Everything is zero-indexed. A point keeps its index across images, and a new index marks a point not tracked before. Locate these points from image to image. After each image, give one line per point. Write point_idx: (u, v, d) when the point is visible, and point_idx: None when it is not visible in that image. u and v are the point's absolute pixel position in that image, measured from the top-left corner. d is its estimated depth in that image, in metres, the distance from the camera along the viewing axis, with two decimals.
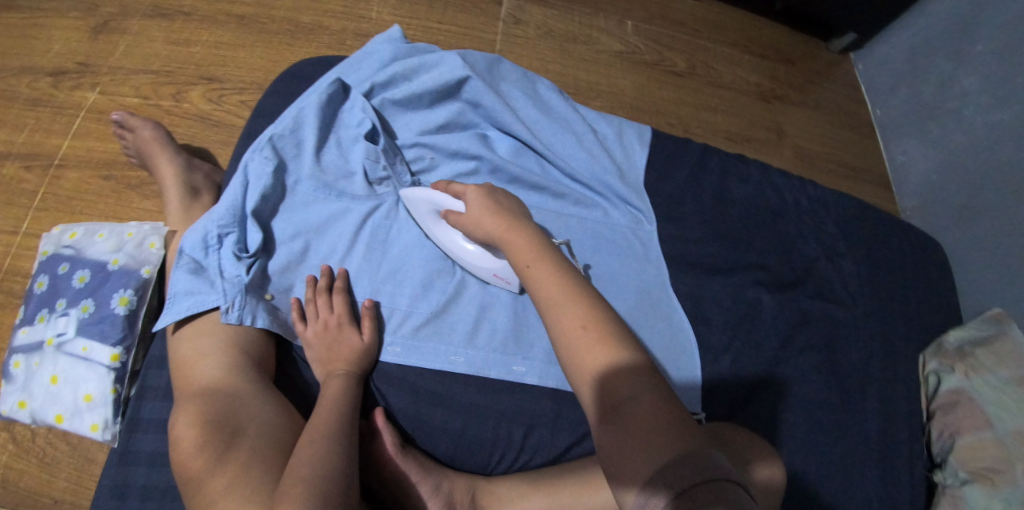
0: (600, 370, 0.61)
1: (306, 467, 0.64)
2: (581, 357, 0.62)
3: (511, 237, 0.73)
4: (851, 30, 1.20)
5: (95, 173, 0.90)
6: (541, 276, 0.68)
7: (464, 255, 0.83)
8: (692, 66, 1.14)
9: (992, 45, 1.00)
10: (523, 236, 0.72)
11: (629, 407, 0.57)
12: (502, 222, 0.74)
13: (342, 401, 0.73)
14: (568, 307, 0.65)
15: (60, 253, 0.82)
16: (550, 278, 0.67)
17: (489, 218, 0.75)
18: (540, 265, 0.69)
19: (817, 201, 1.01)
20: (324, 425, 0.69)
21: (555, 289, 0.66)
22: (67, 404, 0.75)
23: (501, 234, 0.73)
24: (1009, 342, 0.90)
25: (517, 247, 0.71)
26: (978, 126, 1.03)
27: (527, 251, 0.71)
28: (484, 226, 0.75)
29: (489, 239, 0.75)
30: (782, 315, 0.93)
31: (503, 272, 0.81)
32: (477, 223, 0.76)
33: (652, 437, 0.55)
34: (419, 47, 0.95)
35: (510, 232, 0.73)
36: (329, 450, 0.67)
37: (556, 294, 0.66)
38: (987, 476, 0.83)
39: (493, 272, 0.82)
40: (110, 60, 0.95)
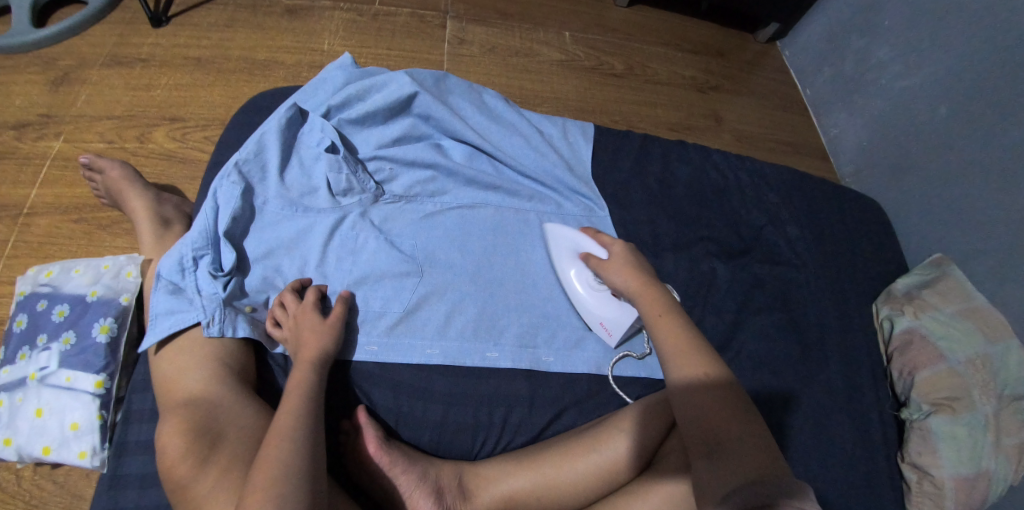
0: (696, 397, 0.68)
1: (265, 475, 0.64)
2: (687, 388, 0.69)
3: (643, 296, 0.79)
4: (773, 21, 1.31)
5: (65, 217, 0.92)
6: (669, 329, 0.74)
7: (583, 302, 0.89)
8: (629, 67, 1.23)
9: (899, 19, 1.11)
10: (654, 294, 0.79)
11: (728, 445, 0.64)
12: (636, 278, 0.81)
13: (302, 401, 0.72)
14: (687, 355, 0.71)
15: (37, 291, 0.84)
16: (676, 332, 0.73)
17: (625, 277, 0.82)
18: (671, 318, 0.75)
19: (758, 175, 1.08)
20: (282, 429, 0.68)
21: (680, 342, 0.73)
22: (55, 435, 0.77)
23: (635, 288, 0.80)
24: (950, 280, 0.97)
25: (648, 302, 0.78)
26: (896, 92, 1.12)
27: (657, 304, 0.77)
28: (620, 282, 0.82)
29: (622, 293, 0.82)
30: (738, 281, 0.98)
31: (611, 322, 0.87)
32: (614, 277, 0.83)
33: (745, 465, 0.62)
34: (369, 70, 1.01)
35: (644, 290, 0.79)
36: (288, 456, 0.66)
37: (680, 345, 0.72)
38: (947, 404, 0.88)
39: (601, 320, 0.88)
40: (72, 110, 0.99)
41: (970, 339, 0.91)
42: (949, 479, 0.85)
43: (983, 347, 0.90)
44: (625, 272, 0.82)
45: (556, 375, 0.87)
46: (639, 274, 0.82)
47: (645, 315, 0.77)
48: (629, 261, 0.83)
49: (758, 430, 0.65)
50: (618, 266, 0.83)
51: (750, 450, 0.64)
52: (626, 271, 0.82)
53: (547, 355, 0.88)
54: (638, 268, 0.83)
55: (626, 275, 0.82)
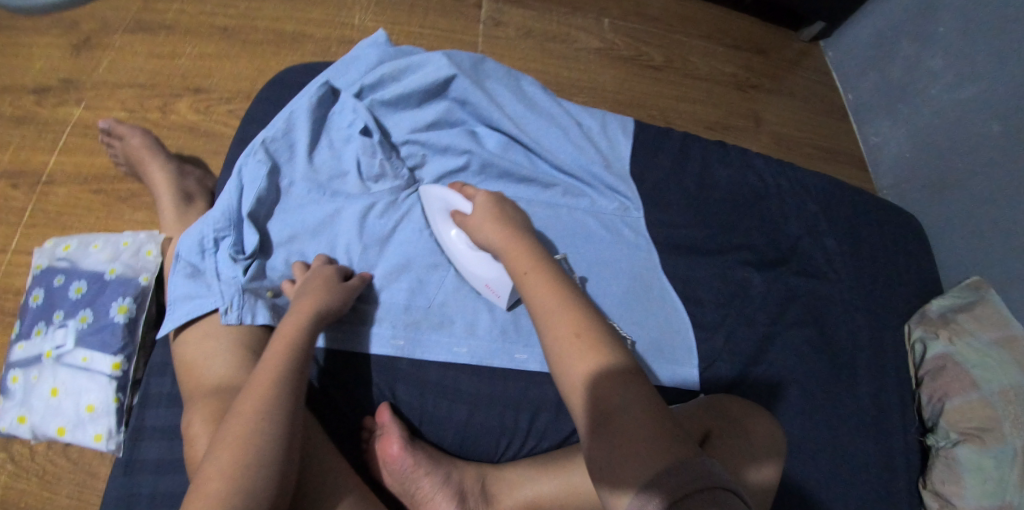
0: (598, 378, 0.59)
1: (217, 486, 0.59)
2: (576, 361, 0.60)
3: (512, 254, 0.72)
4: (818, 20, 1.26)
5: (84, 187, 0.89)
6: (537, 287, 0.67)
7: (462, 262, 0.83)
8: (668, 60, 1.18)
9: (953, 27, 1.05)
10: (525, 250, 0.71)
11: (618, 420, 0.56)
12: (504, 231, 0.74)
13: (270, 405, 0.64)
14: (560, 317, 0.63)
15: (54, 266, 0.81)
16: (547, 290, 0.66)
17: (493, 231, 0.75)
18: (539, 275, 0.68)
19: (797, 183, 1.05)
20: (244, 436, 0.62)
21: (550, 301, 0.65)
22: (70, 415, 0.75)
23: (501, 243, 0.73)
24: (988, 306, 0.94)
25: (515, 258, 0.71)
26: (945, 104, 1.08)
27: (525, 261, 0.70)
28: (487, 237, 0.75)
29: (491, 248, 0.75)
30: (770, 293, 0.96)
31: (495, 284, 0.81)
32: (478, 230, 0.76)
33: (654, 455, 0.53)
34: (404, 49, 0.96)
35: (512, 248, 0.72)
36: (247, 470, 0.60)
37: (553, 307, 0.64)
38: (976, 435, 0.86)
39: (484, 282, 0.82)
40: (94, 75, 0.95)
41: (1004, 369, 0.88)
42: None
43: (1017, 378, 0.88)
44: (491, 225, 0.75)
45: None
46: (505, 226, 0.75)
47: (513, 271, 0.70)
48: (495, 210, 0.77)
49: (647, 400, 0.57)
50: (484, 216, 0.76)
51: (638, 425, 0.55)
52: (493, 221, 0.76)
53: None
54: (505, 219, 0.76)
55: (494, 229, 0.75)
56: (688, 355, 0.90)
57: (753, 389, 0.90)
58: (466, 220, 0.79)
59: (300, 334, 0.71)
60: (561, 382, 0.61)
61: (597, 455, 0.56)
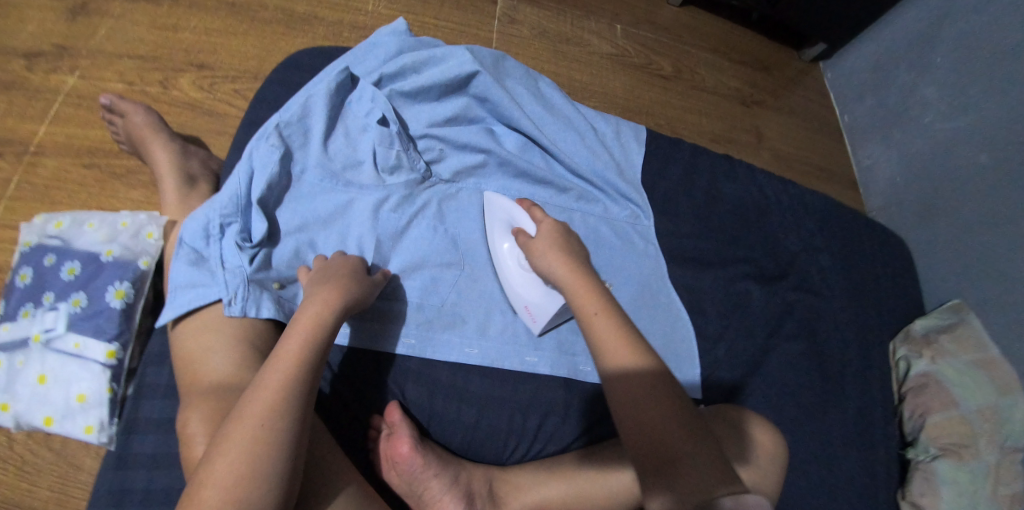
0: (656, 413, 0.65)
1: (211, 496, 0.58)
2: (642, 403, 0.66)
3: (577, 289, 0.75)
4: (820, 42, 1.29)
5: (75, 160, 0.85)
6: (604, 328, 0.71)
7: (510, 282, 0.84)
8: (677, 71, 1.21)
9: (951, 60, 1.10)
10: (588, 287, 0.75)
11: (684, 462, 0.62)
12: (568, 264, 0.77)
13: (276, 411, 0.62)
14: (627, 361, 0.68)
15: (45, 244, 0.77)
16: (612, 332, 0.70)
17: (557, 262, 0.77)
18: (607, 315, 0.72)
19: (797, 200, 1.08)
20: (244, 447, 0.60)
21: (618, 343, 0.69)
22: (58, 405, 0.71)
23: (566, 276, 0.76)
24: (968, 328, 0.99)
25: (580, 294, 0.74)
26: (937, 134, 1.13)
27: (592, 298, 0.73)
28: (551, 266, 0.78)
29: (553, 279, 0.78)
30: (770, 306, 0.98)
31: (536, 309, 0.82)
32: (541, 258, 0.79)
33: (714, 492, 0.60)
34: (424, 40, 0.94)
35: (578, 282, 0.75)
36: (243, 484, 0.59)
37: (619, 349, 0.69)
38: (955, 450, 0.90)
39: (525, 304, 0.83)
40: (90, 43, 0.90)
41: (981, 390, 0.93)
42: None
43: (994, 399, 0.92)
44: (555, 256, 0.78)
45: (591, 387, 0.85)
46: (569, 259, 0.78)
47: (578, 308, 0.74)
48: (558, 241, 0.80)
49: (703, 439, 0.63)
50: (547, 245, 0.79)
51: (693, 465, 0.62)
52: (556, 251, 0.78)
53: (585, 364, 0.85)
54: (570, 253, 0.79)
55: (558, 261, 0.77)
56: (691, 364, 0.91)
57: (751, 398, 0.92)
58: (528, 242, 0.81)
59: (312, 337, 0.67)
60: (623, 421, 0.66)
61: (655, 492, 0.62)
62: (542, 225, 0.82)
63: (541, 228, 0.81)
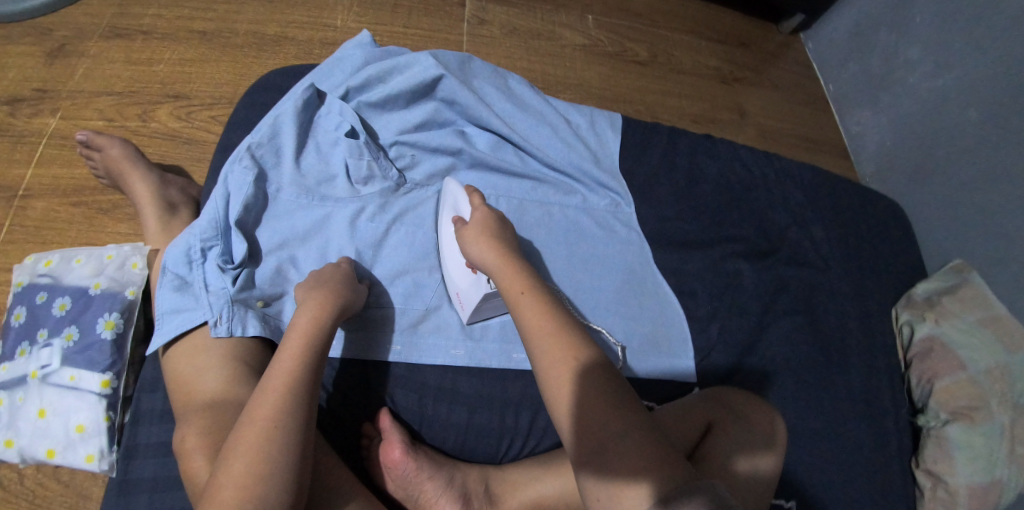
0: (580, 391, 0.62)
1: (230, 495, 0.60)
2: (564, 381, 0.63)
3: (503, 271, 0.73)
4: (799, 13, 1.28)
5: (63, 200, 0.88)
6: (530, 308, 0.69)
7: (448, 265, 0.83)
8: (654, 55, 1.21)
9: (930, 16, 1.07)
10: (517, 272, 0.73)
11: (615, 446, 0.59)
12: (496, 248, 0.75)
13: (285, 412, 0.65)
14: (551, 337, 0.66)
15: (36, 282, 0.79)
16: (538, 309, 0.68)
17: (485, 247, 0.75)
18: (534, 295, 0.70)
19: (784, 174, 1.06)
20: (258, 447, 0.62)
21: (543, 324, 0.67)
22: (60, 437, 0.73)
23: (493, 259, 0.74)
24: (972, 288, 0.96)
25: (508, 279, 0.72)
26: (924, 92, 1.10)
27: (519, 281, 0.71)
28: (480, 254, 0.75)
29: (481, 264, 0.75)
30: (761, 282, 0.97)
31: (464, 295, 0.81)
32: (471, 244, 0.76)
33: (646, 469, 0.57)
34: (390, 50, 0.96)
35: (506, 266, 0.73)
36: (260, 482, 0.61)
37: (542, 319, 0.67)
38: (966, 413, 0.87)
39: (456, 291, 0.83)
40: (69, 85, 0.94)
41: (991, 348, 0.90)
42: (964, 487, 0.85)
43: (1002, 357, 0.90)
44: (484, 242, 0.75)
45: None
46: (498, 243, 0.76)
47: (505, 291, 0.71)
48: (489, 227, 0.77)
49: (635, 416, 0.61)
50: (478, 230, 0.77)
51: (603, 414, 0.61)
52: (486, 236, 0.76)
53: None
54: (499, 238, 0.77)
55: (487, 245, 0.75)
56: (684, 347, 0.90)
57: (749, 376, 0.91)
58: (461, 229, 0.79)
59: (311, 339, 0.71)
60: (550, 402, 0.64)
61: (592, 481, 0.59)
62: (477, 212, 0.80)
63: (474, 214, 0.79)
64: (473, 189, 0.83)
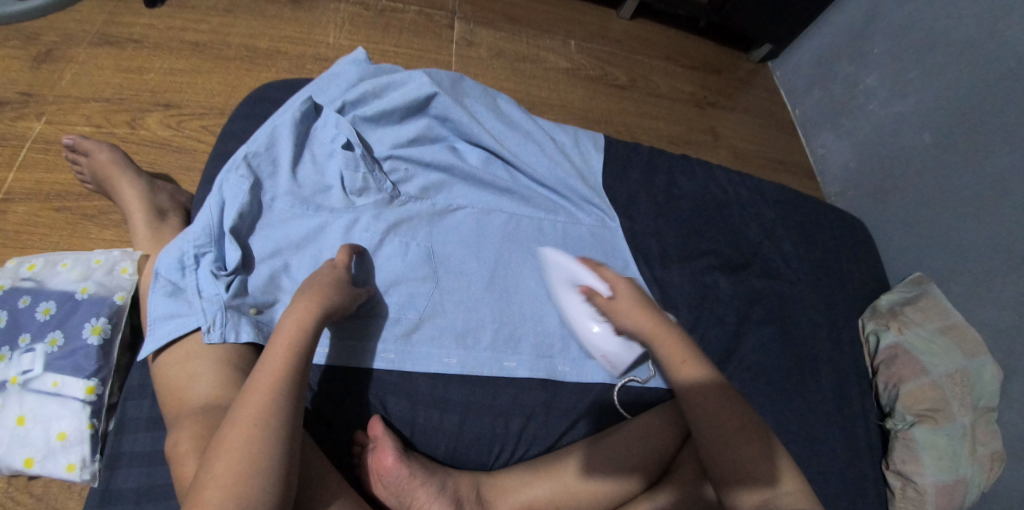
0: (742, 449, 0.68)
1: (212, 493, 0.60)
2: (727, 440, 0.69)
3: (662, 338, 0.77)
4: (766, 43, 1.38)
5: (46, 205, 0.88)
6: (693, 373, 0.74)
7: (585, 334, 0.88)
8: (632, 79, 1.28)
9: (887, 48, 1.17)
10: (673, 340, 0.77)
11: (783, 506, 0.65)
12: (650, 317, 0.79)
13: (269, 411, 0.64)
14: (713, 400, 0.71)
15: (19, 286, 0.77)
16: (703, 378, 0.73)
17: (640, 318, 0.79)
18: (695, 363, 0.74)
19: (754, 191, 1.12)
20: (242, 447, 0.62)
21: (707, 393, 0.72)
22: (40, 446, 0.71)
23: (647, 326, 0.78)
24: (930, 299, 1.02)
25: (668, 347, 0.76)
26: (882, 119, 1.19)
27: (678, 349, 0.76)
28: (632, 324, 0.80)
29: (637, 333, 0.79)
30: (737, 293, 1.01)
31: (614, 356, 0.87)
32: (623, 316, 0.81)
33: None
34: (383, 67, 0.99)
35: (662, 333, 0.77)
36: (244, 481, 0.60)
37: (705, 387, 0.72)
38: (930, 416, 0.92)
39: (602, 352, 0.88)
40: (54, 89, 0.96)
41: (950, 354, 0.95)
42: (931, 485, 0.89)
43: (962, 362, 0.94)
44: (634, 313, 0.80)
45: (572, 385, 0.88)
46: (651, 314, 0.80)
47: (664, 356, 0.76)
48: (641, 300, 0.81)
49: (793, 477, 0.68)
50: (631, 304, 0.81)
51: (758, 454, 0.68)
52: (640, 308, 0.80)
53: (562, 365, 0.88)
54: (651, 310, 0.80)
55: (642, 316, 0.79)
56: None
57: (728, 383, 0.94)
58: (608, 303, 0.83)
59: (297, 339, 0.70)
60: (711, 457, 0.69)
61: None
62: (617, 285, 0.84)
63: (618, 289, 0.83)
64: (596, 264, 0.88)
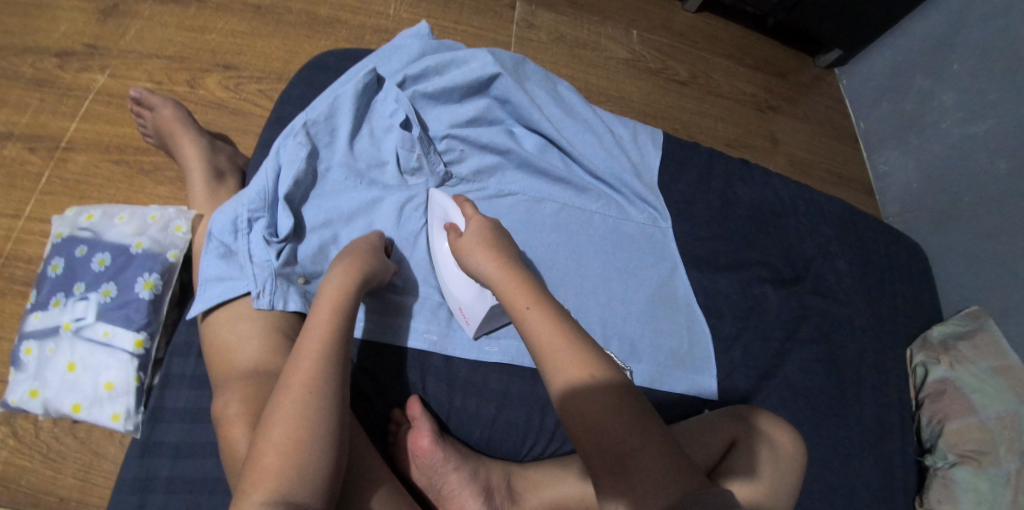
0: (588, 399, 0.62)
1: (273, 459, 0.60)
2: (570, 389, 0.63)
3: (508, 285, 0.71)
4: (836, 48, 1.31)
5: (105, 157, 0.94)
6: (539, 321, 0.67)
7: (446, 280, 0.83)
8: (693, 76, 1.24)
9: (967, 65, 1.10)
10: (519, 282, 0.71)
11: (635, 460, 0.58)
12: (499, 262, 0.73)
13: (321, 376, 0.65)
14: (556, 340, 0.65)
15: (77, 235, 0.84)
16: (546, 324, 0.66)
17: (483, 260, 0.73)
18: (541, 309, 0.68)
19: (812, 204, 1.08)
20: (298, 413, 0.62)
21: (550, 336, 0.66)
22: (88, 393, 0.77)
23: (494, 271, 0.72)
24: (987, 335, 0.97)
25: (512, 291, 0.70)
26: (954, 139, 1.12)
27: (524, 294, 0.69)
28: (480, 265, 0.73)
29: (483, 278, 0.73)
30: (785, 309, 0.98)
31: (468, 310, 0.81)
32: (469, 257, 0.75)
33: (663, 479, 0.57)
34: (446, 43, 0.98)
35: (506, 277, 0.71)
36: (303, 447, 0.61)
37: (551, 333, 0.66)
38: (974, 457, 0.89)
39: (460, 306, 0.82)
40: (119, 43, 1.00)
41: (1002, 396, 0.91)
42: None
43: (1014, 406, 0.91)
44: (483, 254, 0.74)
45: None
46: (498, 255, 0.74)
47: (510, 304, 0.70)
48: (488, 241, 0.75)
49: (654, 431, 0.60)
50: (475, 242, 0.75)
51: (615, 416, 0.61)
52: (483, 248, 0.74)
53: None
54: (499, 247, 0.75)
55: (486, 259, 0.73)
56: (707, 365, 0.92)
57: (763, 400, 0.92)
58: (456, 241, 0.78)
59: (341, 305, 0.71)
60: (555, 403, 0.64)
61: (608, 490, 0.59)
62: (470, 223, 0.78)
63: (469, 225, 0.78)
64: (464, 200, 0.82)
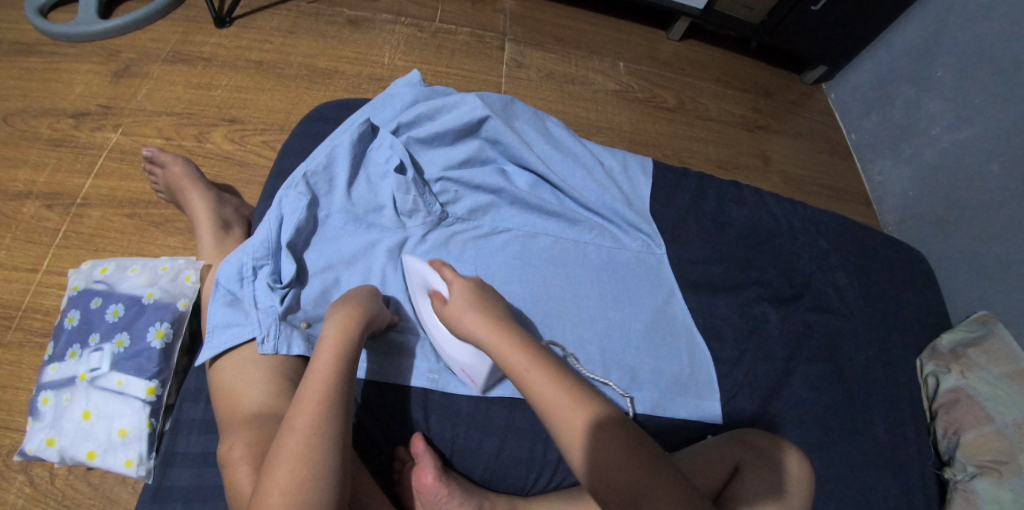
0: (605, 455, 0.68)
1: (277, 502, 0.61)
2: (595, 452, 0.68)
3: (501, 346, 0.74)
4: (821, 64, 1.34)
5: (118, 211, 0.98)
6: (542, 383, 0.71)
7: (441, 344, 0.83)
8: (681, 102, 1.27)
9: (951, 72, 1.11)
10: (511, 341, 0.74)
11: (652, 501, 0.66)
12: (487, 321, 0.76)
13: (324, 419, 0.66)
14: (564, 404, 0.70)
15: (92, 288, 0.88)
16: (549, 384, 0.71)
17: (475, 322, 0.76)
18: (540, 370, 0.72)
19: (808, 220, 1.08)
20: (302, 456, 0.64)
21: (557, 397, 0.70)
22: (101, 440, 0.80)
23: (485, 334, 0.75)
24: (998, 340, 0.95)
25: (507, 352, 0.74)
26: (945, 145, 1.13)
27: (521, 355, 0.73)
28: (472, 329, 0.76)
29: (475, 341, 0.77)
30: (788, 327, 0.98)
31: (471, 370, 0.82)
32: (458, 320, 0.78)
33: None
34: (437, 89, 1.02)
35: (499, 339, 0.75)
36: (307, 490, 0.62)
37: (556, 393, 0.71)
38: (994, 467, 0.86)
39: (461, 366, 0.83)
40: (130, 103, 1.06)
41: (1016, 402, 0.89)
42: None
43: None
44: (474, 317, 0.77)
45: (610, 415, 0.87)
46: (486, 315, 0.77)
47: (508, 367, 0.73)
48: (475, 302, 0.78)
49: (665, 472, 0.68)
50: (465, 307, 0.78)
51: (628, 463, 0.68)
52: (472, 311, 0.77)
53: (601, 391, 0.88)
54: (487, 308, 0.78)
55: (476, 321, 0.76)
56: (710, 390, 0.92)
57: (770, 421, 0.91)
58: (444, 308, 0.79)
59: (343, 347, 0.72)
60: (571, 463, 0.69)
61: None
62: (454, 286, 0.80)
63: (451, 289, 0.80)
64: (441, 263, 0.83)
